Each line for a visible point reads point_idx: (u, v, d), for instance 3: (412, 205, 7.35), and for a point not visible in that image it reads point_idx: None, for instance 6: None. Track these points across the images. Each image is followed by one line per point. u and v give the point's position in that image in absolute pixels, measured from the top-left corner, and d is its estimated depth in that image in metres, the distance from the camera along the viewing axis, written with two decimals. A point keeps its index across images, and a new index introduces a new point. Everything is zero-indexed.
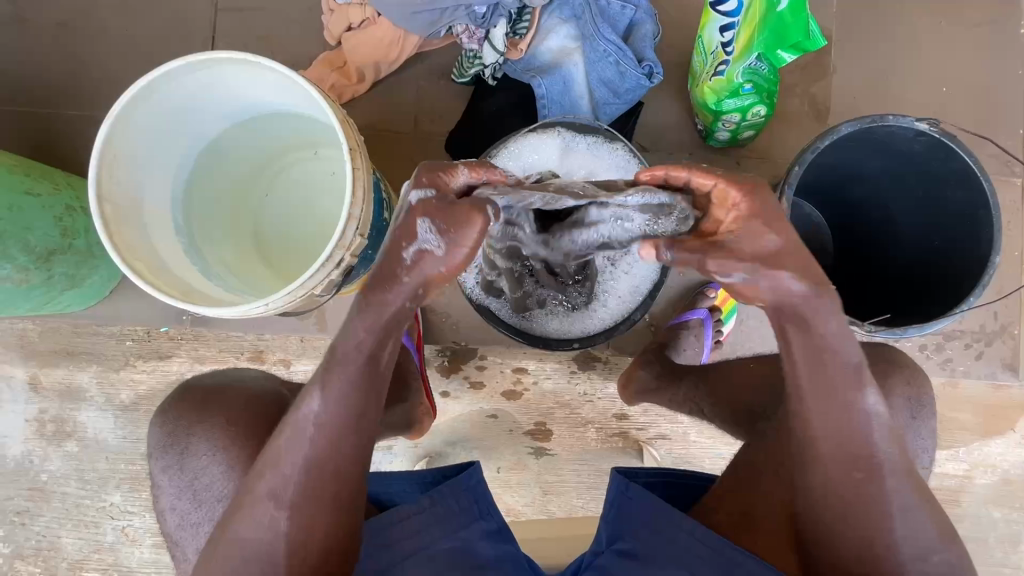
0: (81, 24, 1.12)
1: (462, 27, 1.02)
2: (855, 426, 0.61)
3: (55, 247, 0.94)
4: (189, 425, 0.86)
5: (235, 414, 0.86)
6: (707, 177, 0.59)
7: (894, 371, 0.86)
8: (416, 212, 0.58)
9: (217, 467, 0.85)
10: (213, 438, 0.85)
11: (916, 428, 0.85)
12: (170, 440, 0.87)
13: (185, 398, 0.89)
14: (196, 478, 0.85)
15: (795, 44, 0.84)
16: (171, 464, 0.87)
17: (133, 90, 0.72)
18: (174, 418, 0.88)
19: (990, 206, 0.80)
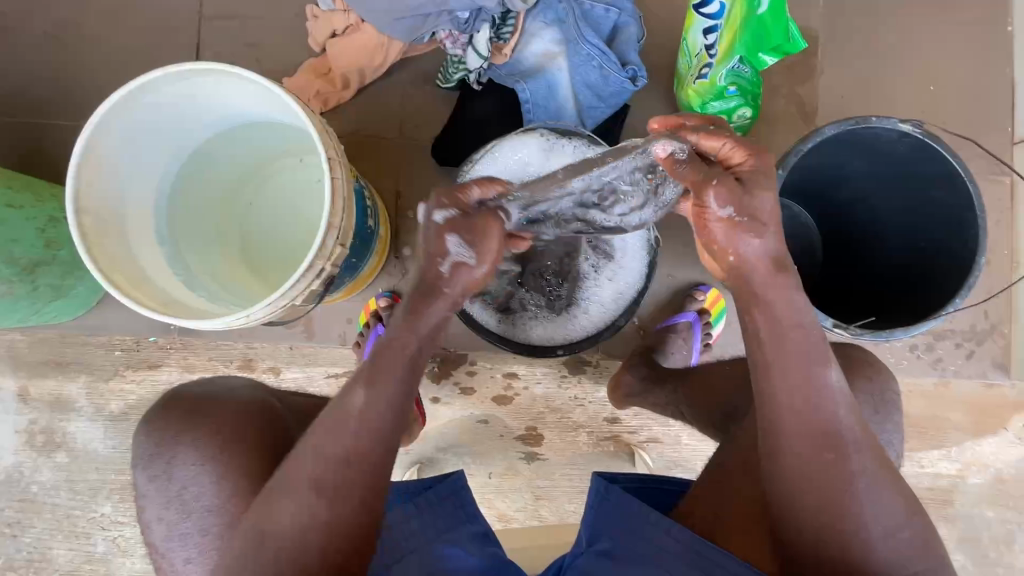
0: (65, 33, 1.12)
1: (445, 32, 1.00)
2: (812, 417, 0.63)
3: (39, 259, 0.94)
4: (177, 430, 0.85)
5: (216, 424, 0.85)
6: (717, 138, 0.64)
7: (861, 370, 0.85)
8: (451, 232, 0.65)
9: (188, 484, 0.83)
10: (191, 449, 0.84)
11: (892, 437, 0.84)
12: (154, 443, 0.86)
13: (173, 405, 0.88)
14: (165, 496, 0.84)
15: (775, 47, 0.85)
16: (158, 476, 0.85)
17: (111, 101, 0.71)
18: (159, 427, 0.86)
19: (976, 210, 0.79)
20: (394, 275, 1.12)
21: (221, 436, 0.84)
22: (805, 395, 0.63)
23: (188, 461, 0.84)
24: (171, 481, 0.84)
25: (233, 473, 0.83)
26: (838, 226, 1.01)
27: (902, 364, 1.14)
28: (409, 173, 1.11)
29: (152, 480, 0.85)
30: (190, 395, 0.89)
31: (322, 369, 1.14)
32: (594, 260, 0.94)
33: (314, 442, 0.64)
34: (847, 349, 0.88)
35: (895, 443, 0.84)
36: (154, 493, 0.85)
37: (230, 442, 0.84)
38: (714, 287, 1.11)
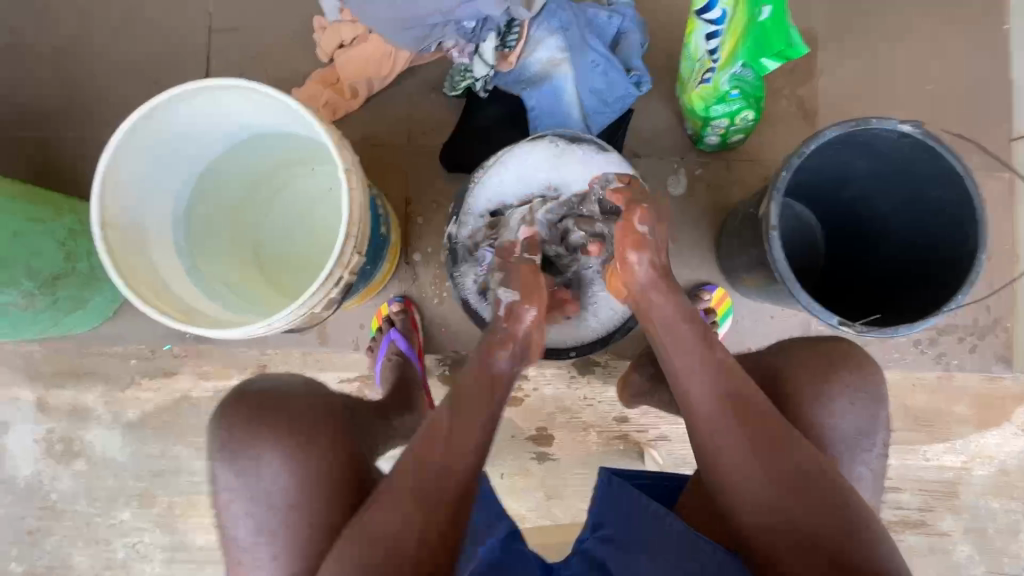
0: (77, 48, 1.14)
1: (452, 42, 1.02)
2: (720, 387, 0.71)
3: (59, 271, 0.96)
4: (259, 425, 0.78)
5: (289, 418, 0.79)
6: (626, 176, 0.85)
7: (834, 364, 0.80)
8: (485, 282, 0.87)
9: (274, 479, 0.77)
10: (271, 446, 0.77)
11: (874, 431, 0.78)
12: (227, 444, 0.78)
13: (246, 398, 0.81)
14: (247, 494, 0.77)
15: (779, 52, 0.84)
16: (244, 472, 0.77)
17: (132, 119, 0.73)
18: (234, 422, 0.79)
19: (976, 206, 0.80)
20: (405, 280, 1.14)
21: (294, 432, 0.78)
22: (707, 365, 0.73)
23: (267, 463, 0.77)
24: (251, 481, 0.77)
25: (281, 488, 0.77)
26: (846, 224, 1.03)
27: (905, 359, 1.17)
28: (419, 179, 1.13)
29: (230, 473, 0.77)
30: (259, 390, 0.82)
31: (335, 374, 1.16)
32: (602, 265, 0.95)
33: (415, 451, 0.68)
34: (831, 342, 0.83)
35: (879, 437, 0.78)
36: (235, 501, 0.77)
37: (298, 437, 0.78)
38: (719, 286, 1.13)
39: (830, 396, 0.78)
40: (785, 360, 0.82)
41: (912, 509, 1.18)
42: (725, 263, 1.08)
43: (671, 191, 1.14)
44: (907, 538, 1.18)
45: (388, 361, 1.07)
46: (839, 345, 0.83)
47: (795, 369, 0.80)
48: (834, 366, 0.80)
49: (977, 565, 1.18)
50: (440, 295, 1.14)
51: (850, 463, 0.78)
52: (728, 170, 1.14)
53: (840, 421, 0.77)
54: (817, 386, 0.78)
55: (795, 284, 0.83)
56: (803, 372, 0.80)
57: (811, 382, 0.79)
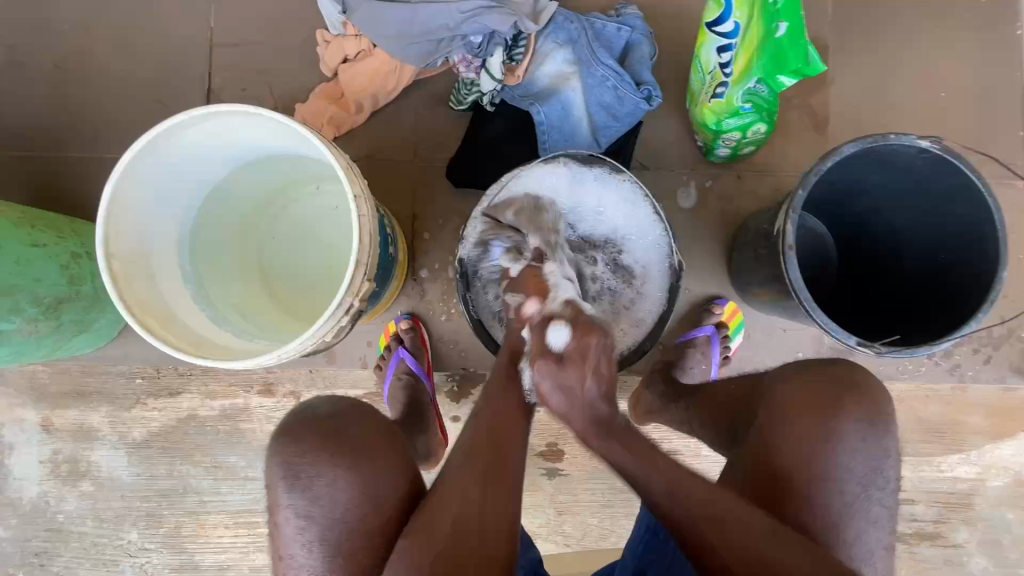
0: (76, 65, 1.13)
1: (459, 57, 0.99)
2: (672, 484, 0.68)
3: (62, 295, 0.94)
4: (333, 449, 0.70)
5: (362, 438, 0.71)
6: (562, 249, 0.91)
7: (842, 392, 0.78)
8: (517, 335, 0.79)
9: (348, 503, 0.69)
10: (344, 471, 0.70)
11: (885, 464, 0.77)
12: (296, 467, 0.70)
13: (314, 420, 0.73)
14: (316, 520, 0.70)
15: (794, 70, 0.83)
16: (318, 498, 0.69)
17: (136, 147, 0.72)
18: (292, 443, 0.71)
19: (995, 222, 0.79)
20: (412, 297, 1.12)
21: (368, 453, 0.71)
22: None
23: (341, 488, 0.69)
24: (324, 508, 0.69)
25: (349, 515, 0.69)
26: (859, 242, 1.02)
27: (918, 369, 1.15)
28: (425, 194, 1.12)
29: (297, 495, 0.70)
30: (325, 411, 0.74)
31: (342, 391, 1.15)
32: (616, 286, 0.93)
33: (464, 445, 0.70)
34: (839, 367, 0.81)
35: (889, 467, 0.77)
36: (307, 528, 0.70)
37: (371, 461, 0.70)
38: (731, 300, 1.12)
39: (837, 429, 0.76)
40: (785, 391, 0.80)
41: (927, 520, 1.17)
42: (737, 276, 1.06)
43: (681, 204, 1.12)
44: (921, 550, 1.17)
45: (396, 382, 1.05)
46: (853, 365, 0.82)
47: (793, 402, 0.79)
48: (841, 394, 0.78)
49: None
50: (447, 311, 1.12)
51: (864, 499, 0.76)
52: (738, 181, 1.12)
53: (847, 455, 0.76)
54: (827, 420, 0.77)
55: (813, 305, 0.81)
56: (797, 409, 0.78)
57: (815, 415, 0.77)
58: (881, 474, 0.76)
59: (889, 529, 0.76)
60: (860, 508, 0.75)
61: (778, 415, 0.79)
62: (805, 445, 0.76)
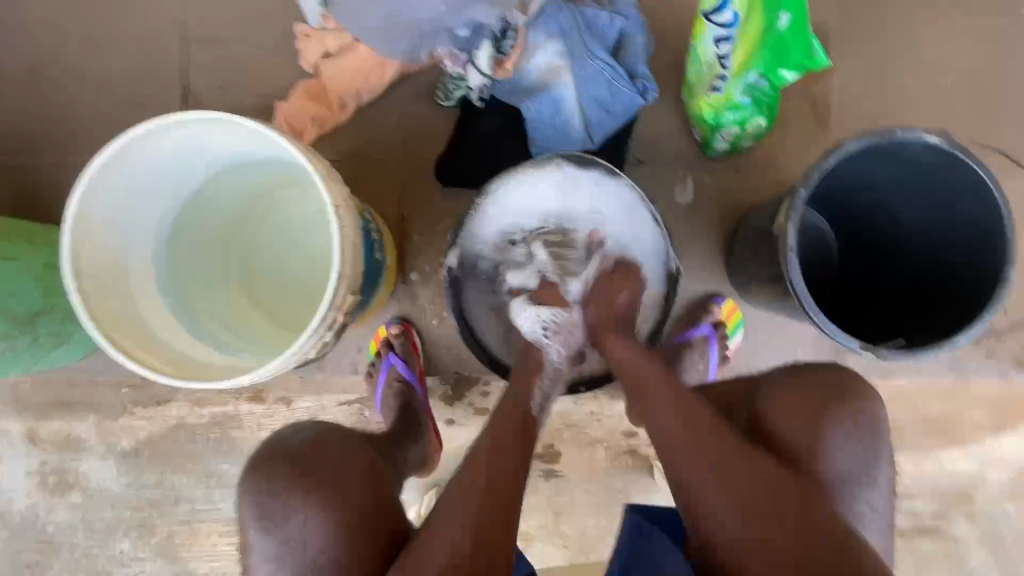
0: (45, 65, 1.08)
1: (444, 51, 0.94)
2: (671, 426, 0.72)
3: (38, 309, 0.92)
4: (306, 487, 0.72)
5: (334, 473, 0.73)
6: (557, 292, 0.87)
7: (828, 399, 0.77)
8: (540, 348, 0.84)
9: (317, 542, 0.70)
10: (314, 508, 0.71)
11: (875, 467, 0.75)
12: (270, 507, 0.72)
13: (291, 456, 0.75)
14: (284, 561, 0.71)
15: (798, 64, 0.81)
16: (290, 539, 0.71)
17: (102, 158, 0.68)
18: (264, 480, 0.73)
19: (1004, 219, 0.76)
20: (403, 301, 1.09)
21: (338, 491, 0.72)
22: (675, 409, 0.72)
23: (313, 526, 0.71)
24: (293, 547, 0.71)
25: (321, 553, 0.70)
26: (861, 237, 1.00)
27: (921, 365, 1.13)
28: (414, 193, 1.08)
29: (267, 537, 0.72)
30: (306, 442, 0.77)
31: (334, 397, 1.12)
32: None
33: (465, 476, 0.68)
34: (830, 372, 0.80)
35: (881, 472, 0.76)
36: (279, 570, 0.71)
37: (342, 495, 0.72)
38: (730, 298, 1.09)
39: (826, 436, 0.75)
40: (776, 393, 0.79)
41: (927, 515, 1.16)
42: (735, 274, 1.03)
43: (678, 200, 1.09)
44: (921, 544, 1.16)
45: (389, 388, 1.03)
46: (843, 374, 0.80)
47: (776, 411, 0.77)
48: (827, 403, 0.77)
49: (992, 569, 1.16)
50: (439, 315, 1.09)
51: (859, 504, 0.74)
52: (737, 175, 1.09)
53: (838, 463, 0.74)
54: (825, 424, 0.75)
55: (816, 309, 0.78)
56: (787, 413, 0.77)
57: (806, 420, 0.75)
58: (878, 480, 0.75)
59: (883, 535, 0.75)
60: (852, 512, 0.74)
61: (766, 422, 0.77)
62: (801, 453, 0.74)
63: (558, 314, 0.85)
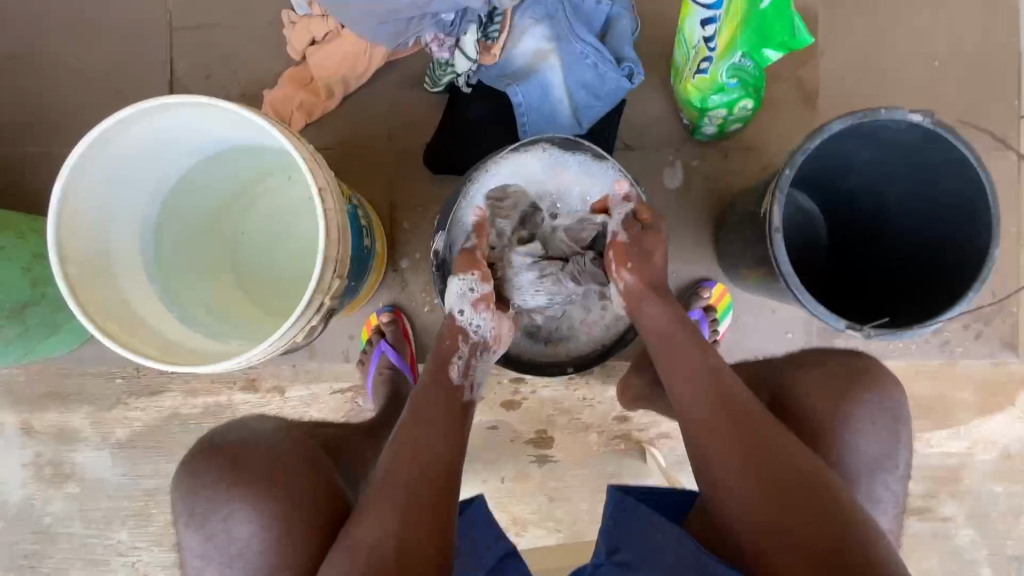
0: (30, 56, 1.07)
1: (431, 35, 0.95)
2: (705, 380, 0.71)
3: (27, 299, 0.92)
4: (230, 483, 0.73)
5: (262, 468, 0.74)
6: (472, 265, 0.79)
7: (852, 382, 0.78)
8: (454, 321, 0.80)
9: (241, 538, 0.72)
10: (241, 508, 0.72)
11: (895, 451, 0.77)
12: (194, 504, 0.74)
13: (218, 452, 0.76)
14: (214, 557, 0.73)
15: (781, 43, 0.82)
16: (214, 535, 0.73)
17: (86, 142, 0.68)
18: (196, 477, 0.75)
19: (987, 197, 0.77)
20: (393, 288, 1.10)
21: (263, 488, 0.72)
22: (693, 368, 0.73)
23: (237, 523, 0.72)
24: (222, 543, 0.72)
25: (254, 548, 0.71)
26: (849, 221, 1.00)
27: (909, 347, 1.14)
28: (404, 182, 1.08)
29: (198, 533, 0.73)
30: (235, 440, 0.77)
31: (326, 385, 1.13)
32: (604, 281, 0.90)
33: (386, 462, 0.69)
34: (848, 359, 0.81)
35: (900, 456, 0.77)
36: (206, 566, 0.73)
37: (274, 485, 0.73)
38: (719, 282, 1.09)
39: (847, 419, 0.76)
40: (803, 378, 0.80)
41: (916, 495, 1.17)
42: (724, 258, 1.04)
43: (667, 184, 1.09)
44: (910, 524, 1.17)
45: (378, 376, 1.03)
46: (865, 357, 0.81)
47: (803, 392, 0.78)
48: (852, 385, 0.77)
49: (980, 549, 1.17)
50: (430, 302, 1.10)
51: (874, 482, 0.76)
52: (726, 159, 1.09)
53: (860, 444, 0.76)
54: (846, 407, 0.76)
55: (801, 289, 0.78)
56: (815, 396, 0.77)
57: (832, 402, 0.77)
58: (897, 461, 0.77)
59: (894, 518, 0.78)
60: (872, 491, 0.76)
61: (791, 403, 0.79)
62: (823, 430, 0.76)
63: (478, 283, 0.79)
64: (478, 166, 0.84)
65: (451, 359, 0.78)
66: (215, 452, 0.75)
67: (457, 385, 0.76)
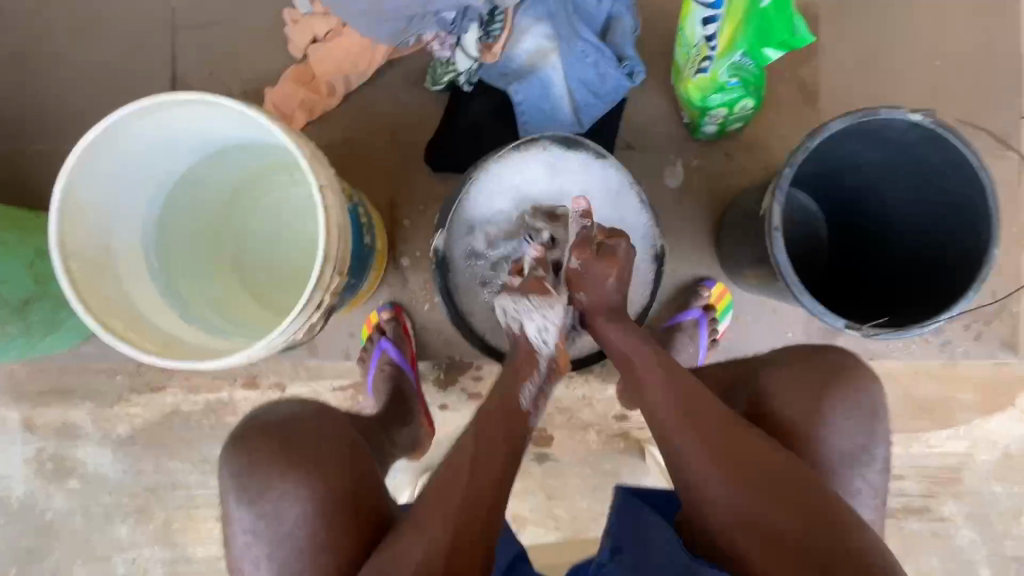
0: (32, 53, 1.08)
1: (432, 34, 0.96)
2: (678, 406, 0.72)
3: (29, 296, 0.92)
4: (283, 467, 0.73)
5: (312, 454, 0.74)
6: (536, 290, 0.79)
7: (830, 376, 0.78)
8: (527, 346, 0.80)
9: (292, 517, 0.72)
10: (297, 491, 0.72)
11: (874, 450, 0.76)
12: (246, 483, 0.73)
13: (267, 436, 0.75)
14: (258, 538, 0.72)
15: (782, 42, 0.82)
16: (267, 513, 0.72)
17: (87, 138, 0.68)
18: (248, 455, 0.74)
19: (986, 196, 0.77)
20: (394, 286, 1.10)
21: (314, 474, 0.73)
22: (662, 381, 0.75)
23: (289, 504, 0.72)
24: (270, 523, 0.72)
25: (303, 532, 0.71)
26: (848, 219, 1.00)
27: (909, 347, 1.14)
28: (404, 180, 1.08)
29: (247, 513, 0.73)
30: (288, 423, 0.77)
31: (327, 383, 1.13)
32: None
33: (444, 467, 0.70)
34: (826, 355, 0.80)
35: (879, 451, 0.76)
36: (255, 542, 0.72)
37: (329, 471, 0.73)
38: (718, 281, 1.09)
39: (824, 415, 0.76)
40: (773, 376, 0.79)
41: (915, 495, 1.17)
42: (724, 257, 1.04)
43: (667, 183, 1.09)
44: (910, 524, 1.17)
45: (379, 372, 1.04)
46: (831, 350, 0.81)
47: (783, 392, 0.78)
48: (831, 383, 0.77)
49: (980, 548, 1.17)
50: (430, 300, 1.10)
51: (849, 477, 0.75)
52: (727, 158, 1.09)
53: (837, 444, 0.75)
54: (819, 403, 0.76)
55: (801, 288, 0.78)
56: (787, 391, 0.77)
57: (804, 395, 0.77)
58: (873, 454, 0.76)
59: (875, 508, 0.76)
60: (848, 485, 0.75)
61: (768, 403, 0.77)
62: (791, 424, 0.76)
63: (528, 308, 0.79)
64: (478, 163, 0.85)
65: (524, 381, 0.78)
66: (270, 433, 0.75)
67: (528, 409, 0.77)
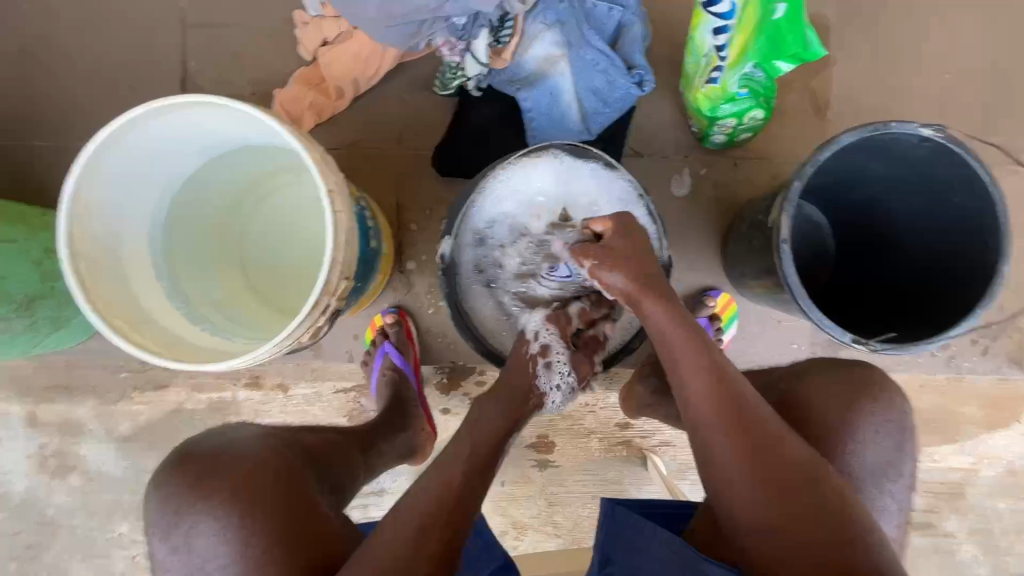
0: (44, 52, 1.08)
1: (442, 39, 0.95)
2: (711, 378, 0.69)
3: (36, 292, 0.93)
4: (200, 496, 0.67)
5: (237, 483, 0.67)
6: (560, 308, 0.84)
7: (861, 392, 0.77)
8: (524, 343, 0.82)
9: (215, 554, 0.65)
10: (216, 528, 0.65)
11: (900, 460, 0.76)
12: (163, 516, 0.68)
13: (189, 462, 0.69)
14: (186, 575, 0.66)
15: (792, 54, 0.87)
16: (178, 549, 0.66)
17: (97, 139, 0.68)
18: (173, 486, 0.68)
19: (997, 212, 0.76)
20: (399, 290, 1.10)
21: (239, 508, 0.66)
22: (710, 388, 0.67)
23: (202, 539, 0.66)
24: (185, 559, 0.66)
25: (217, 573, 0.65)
26: (857, 231, 1.00)
27: (915, 360, 1.13)
28: (412, 184, 1.08)
29: (174, 552, 0.67)
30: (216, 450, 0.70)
31: (330, 384, 1.13)
32: None
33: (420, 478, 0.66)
34: (858, 369, 0.80)
35: (905, 467, 0.77)
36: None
37: (257, 507, 0.66)
38: (724, 291, 1.09)
39: (854, 430, 0.75)
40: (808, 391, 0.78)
41: (918, 510, 1.16)
42: (730, 267, 1.04)
43: (674, 191, 1.09)
44: (913, 539, 1.16)
45: (381, 377, 1.03)
46: (859, 367, 0.80)
47: (817, 397, 0.78)
48: (857, 396, 0.77)
49: (982, 565, 1.16)
50: (435, 304, 1.10)
51: (877, 492, 0.75)
52: (735, 167, 1.09)
53: (864, 455, 0.75)
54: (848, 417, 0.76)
55: (808, 301, 0.78)
56: (824, 404, 0.77)
57: (840, 408, 0.76)
58: (897, 470, 0.76)
59: (899, 529, 0.76)
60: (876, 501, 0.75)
61: (805, 412, 0.77)
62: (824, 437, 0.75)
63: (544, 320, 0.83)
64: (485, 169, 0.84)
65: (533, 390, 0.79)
66: (195, 461, 0.69)
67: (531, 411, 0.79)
